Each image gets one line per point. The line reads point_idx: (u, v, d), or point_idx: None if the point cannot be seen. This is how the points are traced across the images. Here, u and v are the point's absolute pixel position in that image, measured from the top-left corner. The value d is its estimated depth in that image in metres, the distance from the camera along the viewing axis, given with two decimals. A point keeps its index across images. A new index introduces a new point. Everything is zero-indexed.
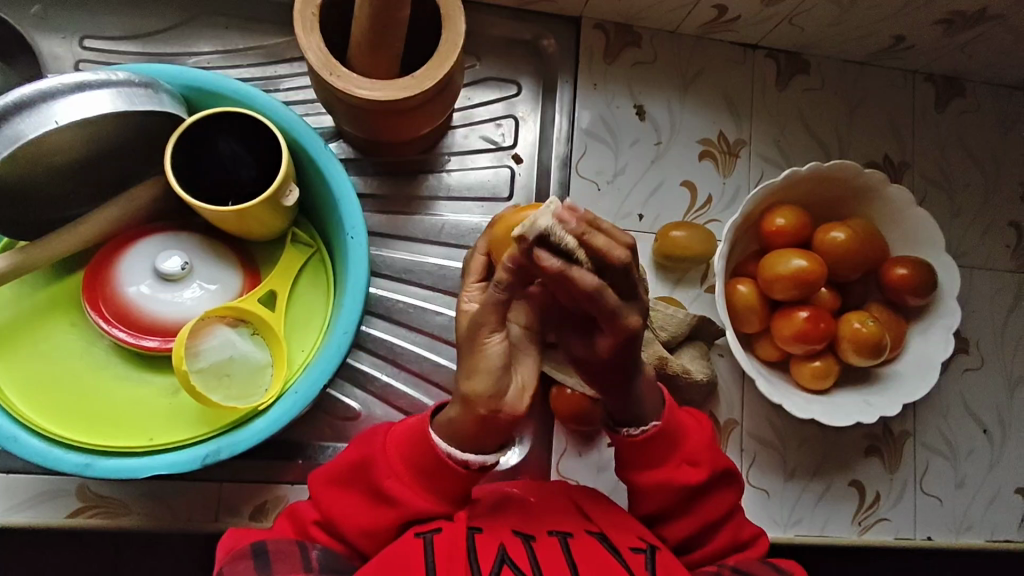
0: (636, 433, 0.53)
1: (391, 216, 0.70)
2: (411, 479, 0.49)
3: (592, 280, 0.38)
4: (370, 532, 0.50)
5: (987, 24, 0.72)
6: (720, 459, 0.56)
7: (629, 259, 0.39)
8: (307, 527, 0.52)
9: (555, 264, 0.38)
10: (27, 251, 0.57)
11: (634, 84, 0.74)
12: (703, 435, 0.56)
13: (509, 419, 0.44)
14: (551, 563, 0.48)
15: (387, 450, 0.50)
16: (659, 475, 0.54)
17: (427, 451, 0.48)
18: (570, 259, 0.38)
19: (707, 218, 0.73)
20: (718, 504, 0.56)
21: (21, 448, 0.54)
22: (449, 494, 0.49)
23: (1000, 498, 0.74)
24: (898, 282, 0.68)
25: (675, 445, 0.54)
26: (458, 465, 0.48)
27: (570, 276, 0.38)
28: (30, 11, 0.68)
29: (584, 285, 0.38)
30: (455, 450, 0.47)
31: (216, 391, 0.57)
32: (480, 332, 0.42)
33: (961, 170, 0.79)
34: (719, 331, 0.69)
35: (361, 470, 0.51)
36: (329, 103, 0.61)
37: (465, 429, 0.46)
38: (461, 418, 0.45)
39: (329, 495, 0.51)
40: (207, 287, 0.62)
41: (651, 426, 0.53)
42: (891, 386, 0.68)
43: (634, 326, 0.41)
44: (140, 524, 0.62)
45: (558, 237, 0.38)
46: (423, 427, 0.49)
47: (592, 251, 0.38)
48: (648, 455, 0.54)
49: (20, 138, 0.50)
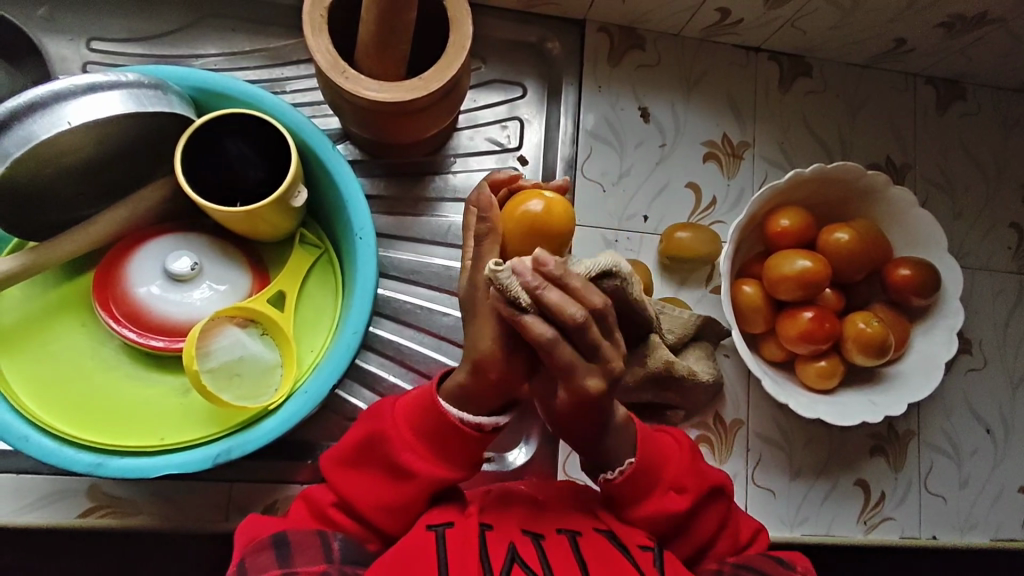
0: (613, 477, 0.53)
1: (398, 217, 0.70)
2: (425, 450, 0.49)
3: (544, 333, 0.42)
4: (387, 506, 0.51)
5: (986, 27, 0.73)
6: (705, 480, 0.56)
7: (584, 317, 0.42)
8: (326, 509, 0.52)
9: (509, 313, 0.42)
10: (37, 251, 0.58)
11: (638, 87, 0.75)
12: (682, 457, 0.56)
13: (517, 377, 0.47)
14: (562, 562, 0.48)
15: (397, 424, 0.50)
16: (647, 509, 0.54)
17: (436, 418, 0.49)
18: (522, 310, 0.42)
19: (712, 220, 0.73)
20: (709, 522, 0.56)
21: (32, 448, 0.54)
22: (463, 458, 0.50)
23: (1004, 497, 0.74)
24: (901, 283, 0.68)
25: (657, 475, 0.54)
26: (471, 428, 0.48)
27: (525, 324, 0.42)
28: (37, 13, 0.68)
29: (537, 334, 0.42)
30: (467, 416, 0.48)
31: (227, 390, 0.57)
32: (482, 281, 0.46)
33: (962, 171, 0.79)
34: (725, 331, 0.69)
35: (371, 447, 0.51)
36: (337, 105, 0.61)
37: (480, 392, 0.48)
38: (476, 380, 0.47)
39: (342, 477, 0.52)
40: (217, 288, 0.62)
41: (626, 467, 0.53)
42: (895, 385, 0.69)
43: (589, 388, 0.45)
44: (149, 524, 0.62)
45: (512, 287, 0.42)
46: (432, 395, 0.49)
47: (545, 304, 0.42)
48: (634, 491, 0.53)
49: (33, 139, 0.50)
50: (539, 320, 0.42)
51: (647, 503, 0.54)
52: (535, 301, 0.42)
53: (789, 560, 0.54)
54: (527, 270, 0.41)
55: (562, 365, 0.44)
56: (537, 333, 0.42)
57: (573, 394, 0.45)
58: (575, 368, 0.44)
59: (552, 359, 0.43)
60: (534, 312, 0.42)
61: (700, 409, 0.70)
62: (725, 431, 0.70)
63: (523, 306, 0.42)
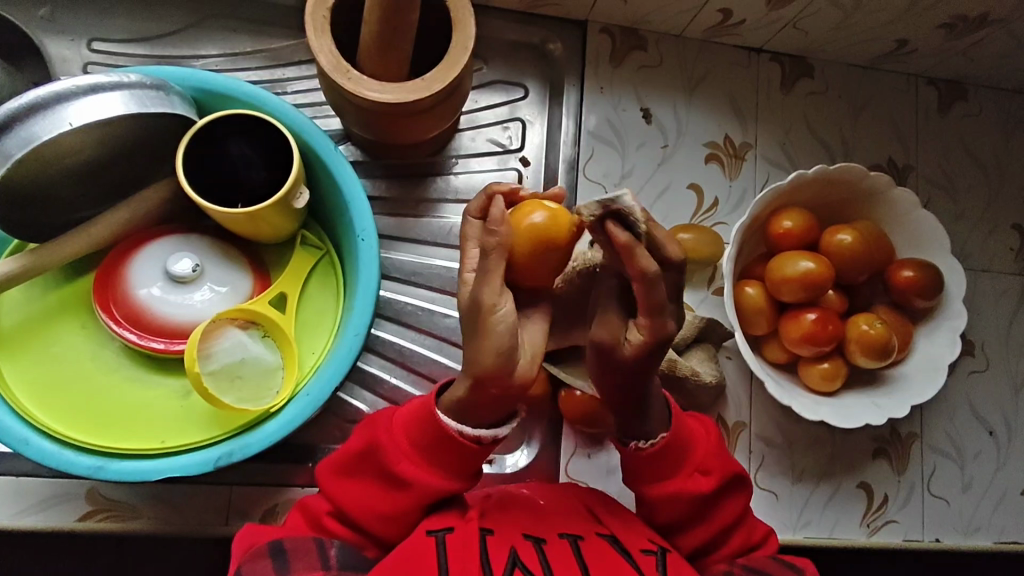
0: (645, 447, 0.52)
1: (400, 219, 0.70)
2: (422, 461, 0.49)
3: (649, 265, 0.38)
4: (385, 514, 0.51)
5: (989, 28, 0.73)
6: (728, 466, 0.56)
7: (681, 259, 0.40)
8: (321, 518, 0.52)
9: (623, 237, 0.38)
10: (38, 253, 0.57)
11: (640, 88, 0.74)
12: (707, 439, 0.56)
13: (520, 389, 0.44)
14: (563, 566, 0.48)
15: (393, 433, 0.50)
16: (670, 487, 0.54)
17: (434, 430, 0.48)
18: (634, 235, 0.39)
19: (713, 221, 0.73)
20: (729, 510, 0.56)
21: (31, 451, 0.53)
22: (462, 468, 0.49)
23: (1006, 499, 0.74)
24: (904, 284, 0.68)
25: (686, 453, 0.54)
26: (470, 440, 0.47)
27: (635, 250, 0.38)
28: (38, 13, 0.68)
29: (645, 262, 0.38)
30: (466, 428, 0.47)
31: (228, 392, 0.57)
32: (487, 302, 0.41)
33: (964, 173, 0.79)
34: (728, 333, 0.69)
35: (369, 453, 0.51)
36: (338, 106, 0.61)
37: (478, 404, 0.45)
38: (473, 397, 0.44)
39: (339, 484, 0.52)
40: (218, 290, 0.62)
41: (660, 438, 0.52)
42: (898, 387, 0.68)
43: (664, 332, 0.40)
44: (149, 528, 0.61)
45: (631, 213, 0.39)
46: (430, 407, 0.48)
47: (652, 239, 0.40)
48: (660, 467, 0.53)
49: (34, 140, 0.50)
50: (644, 251, 0.38)
51: (673, 480, 0.54)
52: (646, 232, 0.39)
53: (800, 563, 0.54)
54: (642, 203, 0.40)
55: (653, 303, 0.39)
56: (642, 263, 0.38)
57: (649, 334, 0.40)
58: (664, 307, 0.39)
59: (645, 294, 0.39)
60: (644, 242, 0.39)
61: (702, 411, 0.69)
62: (727, 433, 0.70)
63: (637, 233, 0.39)
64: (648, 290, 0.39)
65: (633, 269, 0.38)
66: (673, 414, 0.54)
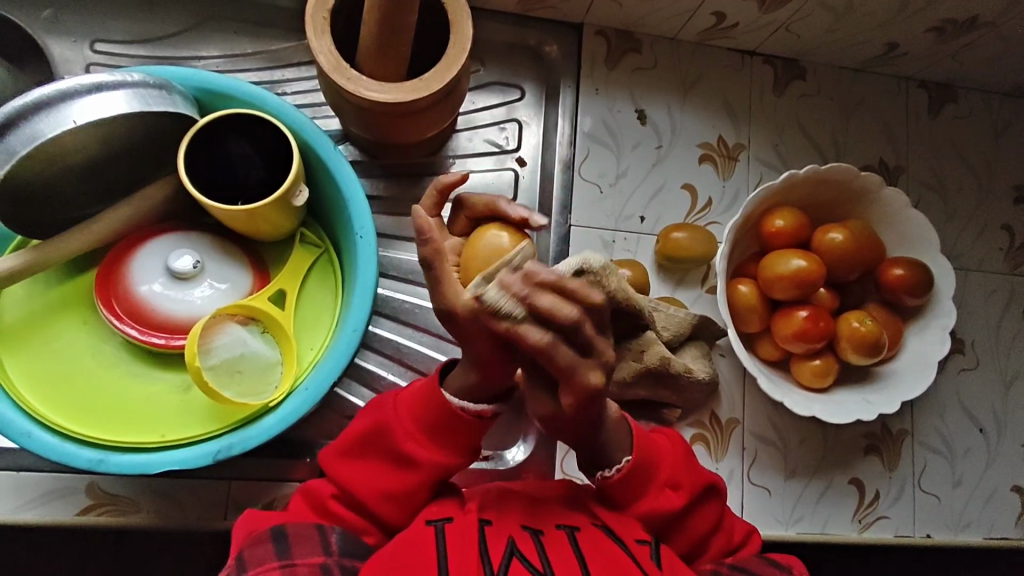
0: (611, 475, 0.54)
1: (398, 217, 0.71)
2: (427, 438, 0.51)
3: (540, 339, 0.38)
4: (392, 496, 0.52)
5: (978, 32, 0.74)
6: (699, 476, 0.57)
7: (578, 317, 0.38)
8: (326, 501, 0.52)
9: (504, 323, 0.38)
10: (41, 250, 0.58)
11: (635, 89, 0.76)
12: (675, 455, 0.57)
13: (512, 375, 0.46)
14: (560, 555, 0.49)
15: (399, 413, 0.51)
16: (645, 505, 0.54)
17: (438, 406, 0.50)
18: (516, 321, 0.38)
19: (707, 221, 0.74)
20: (706, 517, 0.56)
21: (34, 443, 0.54)
22: (461, 445, 0.51)
23: (996, 496, 0.75)
24: (895, 282, 0.69)
25: (653, 471, 0.55)
26: (472, 416, 0.49)
27: (518, 334, 0.38)
28: (41, 14, 0.69)
29: (536, 342, 0.38)
30: (467, 404, 0.49)
31: (228, 387, 0.58)
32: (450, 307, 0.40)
33: (953, 173, 0.80)
34: (719, 331, 0.70)
35: (374, 435, 0.52)
36: (338, 106, 0.62)
37: (484, 385, 0.48)
38: (479, 376, 0.47)
39: (342, 466, 0.52)
40: (218, 287, 0.63)
41: (625, 463, 0.53)
42: (890, 384, 0.69)
43: (595, 384, 0.40)
44: (149, 521, 0.62)
45: (501, 300, 0.38)
46: (434, 386, 0.50)
47: (537, 311, 0.38)
48: (631, 488, 0.54)
49: (38, 137, 0.51)
50: (532, 327, 0.38)
51: (644, 500, 0.54)
52: (528, 308, 0.38)
53: (784, 561, 0.55)
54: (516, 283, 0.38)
55: (561, 368, 0.39)
56: (534, 339, 0.38)
57: (576, 395, 0.40)
58: (576, 366, 0.39)
59: (551, 364, 0.39)
60: (527, 317, 0.38)
61: (696, 408, 0.70)
62: (720, 430, 0.71)
63: (516, 313, 0.38)
64: (552, 358, 0.39)
65: (527, 344, 0.39)
66: (632, 440, 0.55)
